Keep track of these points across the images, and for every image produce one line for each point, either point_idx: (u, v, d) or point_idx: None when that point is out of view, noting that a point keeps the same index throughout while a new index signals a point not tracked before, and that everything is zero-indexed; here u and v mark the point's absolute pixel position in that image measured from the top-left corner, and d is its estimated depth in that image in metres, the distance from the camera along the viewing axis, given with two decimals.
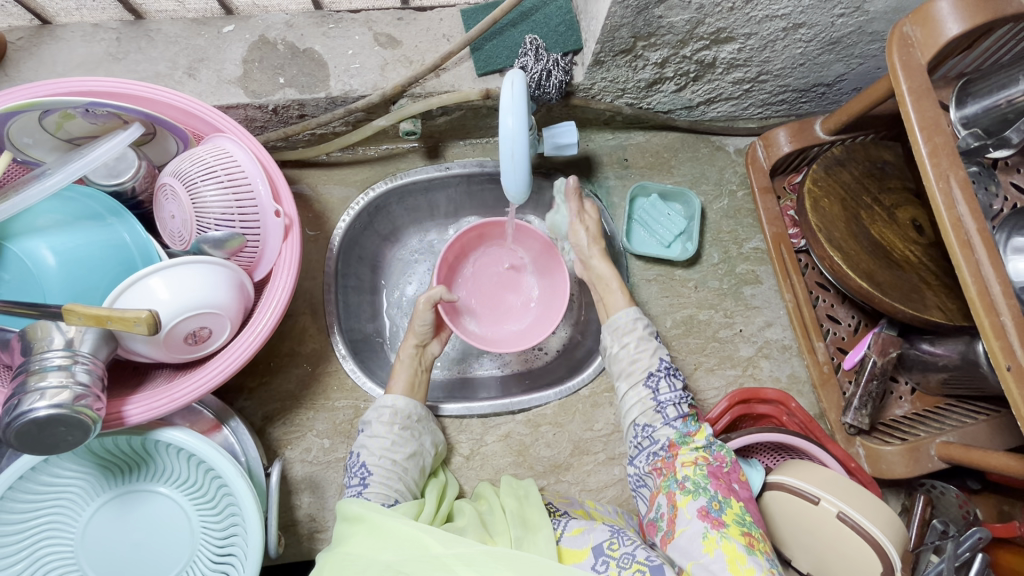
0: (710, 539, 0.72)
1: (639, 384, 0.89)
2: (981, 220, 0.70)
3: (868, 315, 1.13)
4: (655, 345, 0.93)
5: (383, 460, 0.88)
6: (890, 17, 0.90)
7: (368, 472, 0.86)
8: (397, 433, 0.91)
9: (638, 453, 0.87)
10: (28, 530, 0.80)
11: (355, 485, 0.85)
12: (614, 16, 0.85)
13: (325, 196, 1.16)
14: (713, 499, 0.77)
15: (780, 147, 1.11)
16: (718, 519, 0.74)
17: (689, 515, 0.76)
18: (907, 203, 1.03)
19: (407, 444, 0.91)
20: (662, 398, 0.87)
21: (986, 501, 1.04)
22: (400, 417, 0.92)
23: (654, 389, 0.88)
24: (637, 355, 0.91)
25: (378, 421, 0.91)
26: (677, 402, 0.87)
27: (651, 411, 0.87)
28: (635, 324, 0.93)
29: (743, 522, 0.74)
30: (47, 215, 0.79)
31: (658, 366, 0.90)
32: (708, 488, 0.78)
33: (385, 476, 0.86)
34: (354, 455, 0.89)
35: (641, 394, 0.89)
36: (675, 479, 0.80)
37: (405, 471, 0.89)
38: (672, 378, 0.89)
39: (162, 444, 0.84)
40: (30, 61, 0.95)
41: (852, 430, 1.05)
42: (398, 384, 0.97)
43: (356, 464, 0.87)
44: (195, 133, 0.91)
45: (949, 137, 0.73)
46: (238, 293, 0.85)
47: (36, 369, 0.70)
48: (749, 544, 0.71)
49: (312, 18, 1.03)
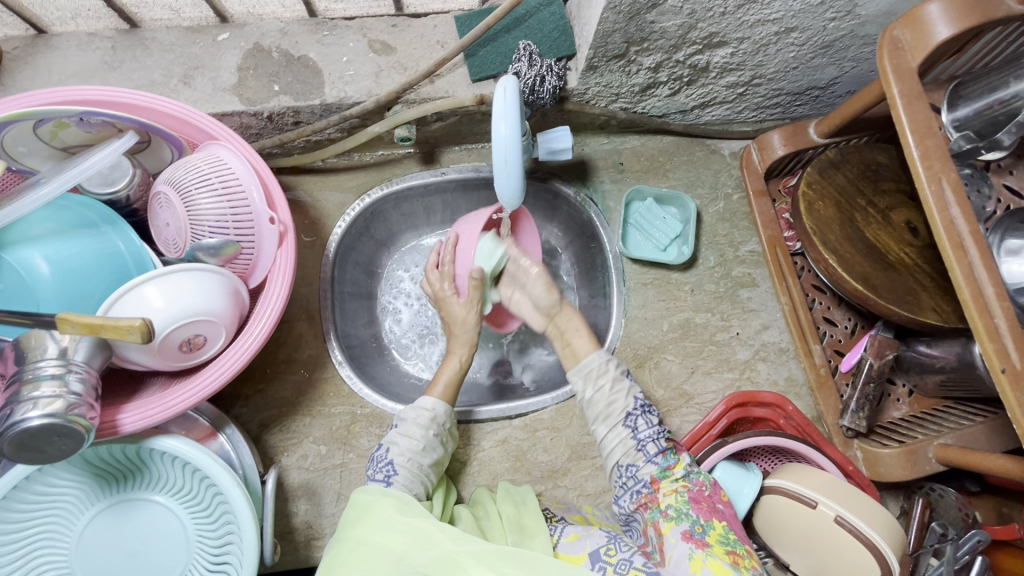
0: (697, 559, 0.71)
1: (619, 425, 0.87)
2: (973, 223, 0.70)
3: (865, 318, 1.13)
4: (628, 383, 0.91)
5: (411, 463, 0.85)
6: (881, 20, 0.90)
7: (394, 470, 0.84)
8: (429, 438, 0.88)
9: (624, 492, 0.85)
10: (23, 539, 0.80)
11: (379, 479, 0.83)
12: (606, 21, 0.85)
13: (322, 202, 1.16)
14: (695, 524, 0.76)
15: (774, 151, 1.12)
16: (702, 540, 0.74)
17: (674, 540, 0.75)
18: (902, 205, 1.03)
19: (433, 451, 0.89)
20: (642, 436, 0.84)
21: (984, 504, 1.04)
22: (436, 424, 0.90)
23: (634, 427, 0.86)
24: (612, 397, 0.88)
25: (415, 422, 0.89)
26: (657, 438, 0.85)
27: (632, 450, 0.85)
28: (602, 367, 0.90)
29: (727, 542, 0.74)
30: (42, 224, 0.79)
31: (632, 405, 0.88)
32: (690, 514, 0.78)
33: (410, 478, 0.84)
34: (382, 450, 0.87)
35: (621, 435, 0.86)
36: (659, 510, 0.80)
37: (427, 476, 0.87)
38: (649, 415, 0.87)
39: (157, 452, 0.84)
40: (26, 71, 0.96)
41: (850, 433, 1.05)
42: (441, 388, 0.94)
43: (384, 460, 0.85)
44: (191, 141, 0.91)
45: (940, 140, 0.73)
46: (232, 300, 0.85)
47: (29, 379, 0.70)
48: (734, 562, 0.71)
49: (306, 26, 1.03)
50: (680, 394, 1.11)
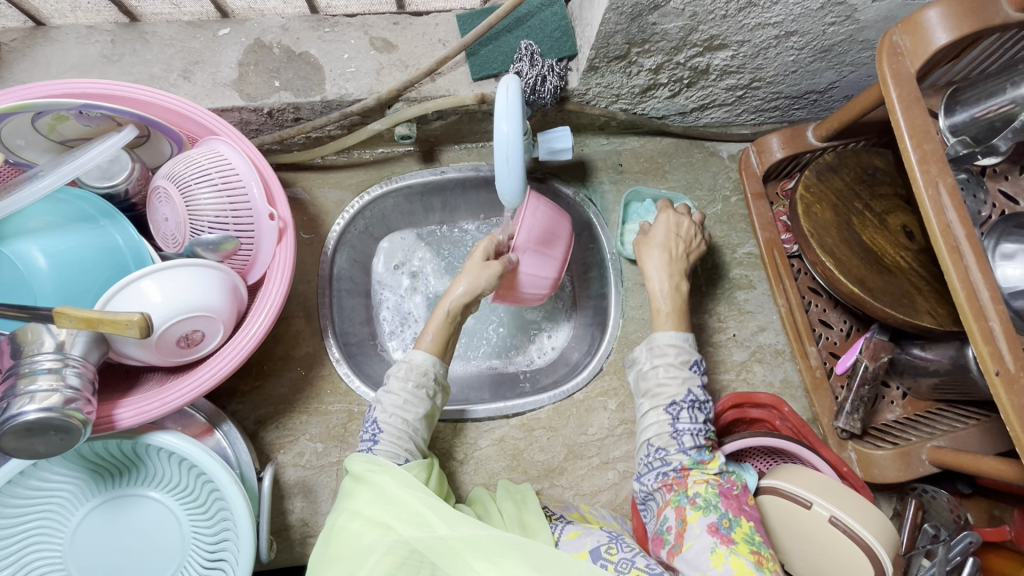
0: (719, 553, 0.72)
1: (661, 407, 0.88)
2: (969, 227, 0.70)
3: (860, 321, 1.14)
4: (689, 373, 0.91)
5: (394, 420, 0.86)
6: (880, 25, 0.91)
7: (379, 429, 0.85)
8: (410, 391, 0.88)
9: (648, 473, 0.87)
10: (17, 535, 0.79)
11: (366, 441, 0.85)
12: (609, 22, 0.85)
13: (320, 199, 1.15)
14: (723, 517, 0.76)
15: (772, 154, 1.12)
16: (727, 536, 0.74)
17: (698, 530, 0.75)
18: (898, 209, 1.04)
19: (419, 404, 0.88)
20: (680, 426, 0.86)
21: (976, 505, 1.05)
22: (415, 374, 0.88)
23: (675, 416, 0.87)
24: (665, 379, 0.90)
25: (394, 377, 0.89)
26: (696, 432, 0.87)
27: (667, 435, 0.87)
28: (673, 350, 0.91)
29: (753, 542, 0.74)
30: (39, 217, 0.78)
31: (683, 396, 0.88)
32: (719, 506, 0.78)
33: (396, 435, 0.85)
34: (370, 411, 0.88)
35: (661, 417, 0.88)
36: (686, 495, 0.80)
37: (416, 431, 0.87)
38: (696, 411, 0.88)
39: (153, 448, 0.84)
40: (25, 63, 0.95)
41: (844, 434, 1.05)
42: (429, 337, 0.91)
43: (370, 421, 0.87)
44: (190, 137, 0.91)
45: (938, 144, 0.73)
46: (231, 296, 0.85)
47: (25, 372, 0.69)
48: (758, 561, 0.72)
49: (307, 23, 1.03)
50: None
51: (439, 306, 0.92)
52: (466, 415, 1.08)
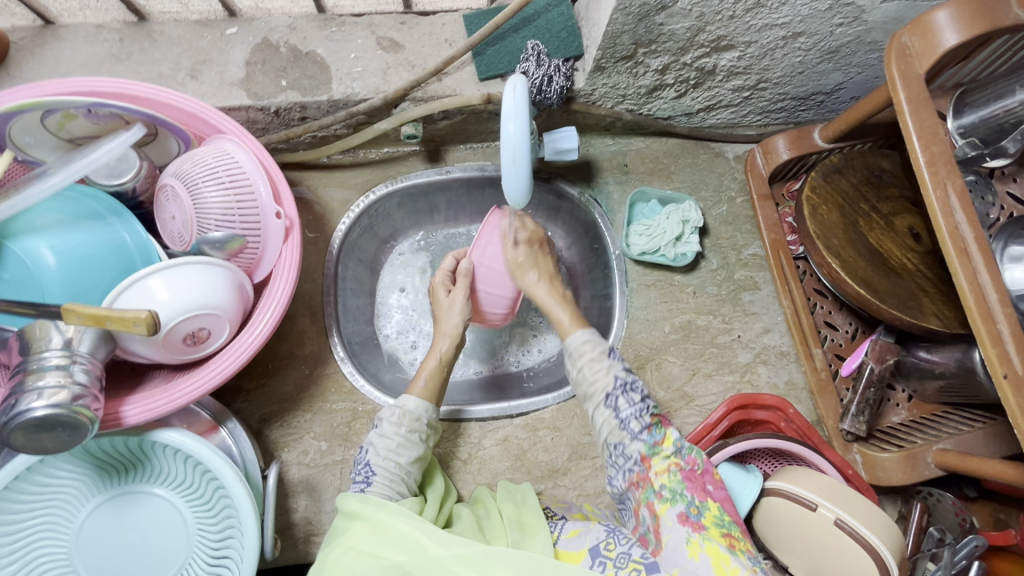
0: (694, 543, 0.72)
1: (601, 405, 0.85)
2: (978, 229, 0.70)
3: (865, 323, 1.13)
4: (611, 362, 0.88)
5: (388, 463, 0.84)
6: (888, 27, 0.91)
7: (372, 471, 0.83)
8: (403, 436, 0.86)
9: (615, 472, 0.84)
10: (23, 531, 0.79)
11: (359, 482, 0.82)
12: (616, 23, 0.85)
13: (326, 199, 1.16)
14: (691, 504, 0.76)
15: (779, 154, 1.12)
16: (698, 522, 0.74)
17: (669, 523, 0.75)
18: (904, 211, 1.03)
19: (413, 448, 0.86)
20: (623, 416, 0.82)
21: (981, 509, 1.05)
22: (408, 420, 0.88)
23: (614, 408, 0.84)
24: (593, 375, 0.87)
25: (388, 421, 0.87)
26: (639, 415, 0.82)
27: (617, 429, 0.83)
28: (589, 346, 0.89)
29: (723, 523, 0.74)
30: (48, 214, 0.79)
31: (612, 385, 0.85)
32: (685, 493, 0.77)
33: (389, 478, 0.83)
34: (362, 452, 0.86)
35: (604, 414, 0.84)
36: (652, 490, 0.78)
37: (408, 475, 0.85)
38: (630, 394, 0.84)
39: (159, 445, 0.84)
40: (33, 61, 0.96)
41: (850, 436, 1.05)
42: (422, 383, 0.92)
43: (362, 462, 0.84)
44: (197, 135, 0.91)
45: (946, 146, 0.73)
46: (237, 295, 0.85)
47: (34, 368, 0.70)
48: (730, 545, 0.72)
49: (314, 22, 1.03)
50: (681, 395, 1.11)
51: (431, 355, 0.95)
52: (464, 415, 1.09)
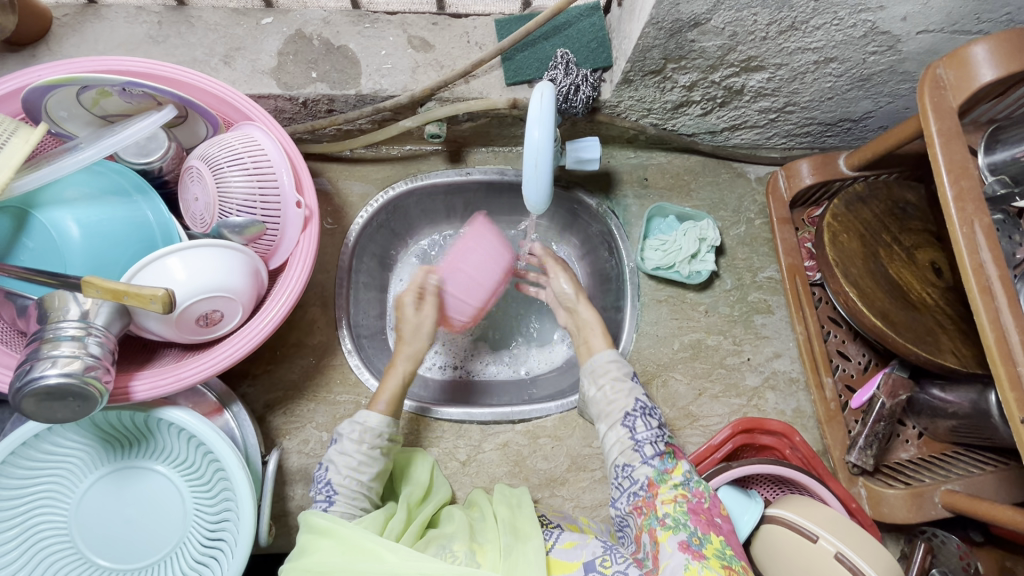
0: (692, 570, 0.72)
1: (618, 424, 0.88)
2: (1002, 267, 0.69)
3: (880, 355, 1.12)
4: (631, 385, 0.92)
5: (350, 481, 0.82)
6: (923, 58, 0.90)
7: (333, 490, 0.82)
8: (365, 453, 0.84)
9: (620, 494, 0.86)
10: (25, 496, 0.81)
11: (320, 501, 0.81)
12: (647, 36, 0.85)
13: (345, 191, 1.17)
14: (693, 535, 0.76)
15: (802, 179, 1.12)
16: (699, 551, 0.74)
17: (670, 549, 0.75)
18: (927, 244, 1.02)
19: (375, 464, 0.85)
20: (639, 437, 0.85)
21: (988, 555, 1.02)
22: (370, 436, 0.86)
23: (632, 428, 0.87)
24: (613, 396, 0.90)
25: (348, 437, 0.85)
26: (654, 441, 0.86)
27: (630, 450, 0.86)
28: (614, 365, 0.93)
29: (724, 556, 0.74)
30: (76, 187, 0.81)
31: (633, 406, 0.88)
32: (688, 524, 0.77)
33: (352, 497, 0.82)
34: (322, 469, 0.84)
35: (619, 433, 0.87)
36: (657, 517, 0.79)
37: (371, 492, 0.84)
38: (648, 417, 0.88)
39: (164, 423, 0.85)
40: (73, 38, 0.98)
41: (856, 469, 1.03)
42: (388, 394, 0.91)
43: (323, 480, 0.83)
44: (226, 120, 0.93)
45: (975, 182, 0.72)
46: (252, 280, 0.86)
47: (49, 337, 0.71)
48: None
49: (348, 17, 1.05)
50: (685, 414, 1.10)
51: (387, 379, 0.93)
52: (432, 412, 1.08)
